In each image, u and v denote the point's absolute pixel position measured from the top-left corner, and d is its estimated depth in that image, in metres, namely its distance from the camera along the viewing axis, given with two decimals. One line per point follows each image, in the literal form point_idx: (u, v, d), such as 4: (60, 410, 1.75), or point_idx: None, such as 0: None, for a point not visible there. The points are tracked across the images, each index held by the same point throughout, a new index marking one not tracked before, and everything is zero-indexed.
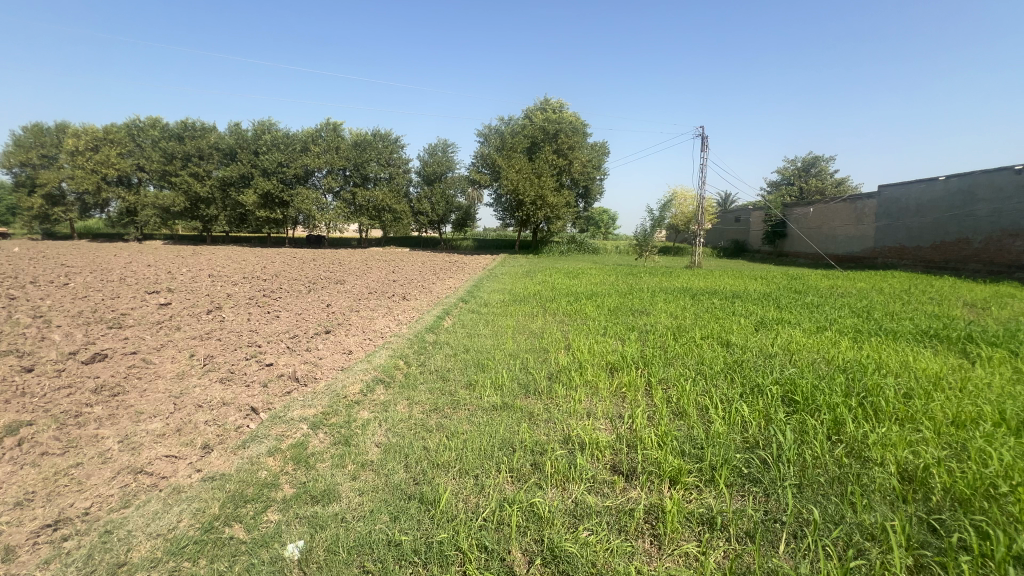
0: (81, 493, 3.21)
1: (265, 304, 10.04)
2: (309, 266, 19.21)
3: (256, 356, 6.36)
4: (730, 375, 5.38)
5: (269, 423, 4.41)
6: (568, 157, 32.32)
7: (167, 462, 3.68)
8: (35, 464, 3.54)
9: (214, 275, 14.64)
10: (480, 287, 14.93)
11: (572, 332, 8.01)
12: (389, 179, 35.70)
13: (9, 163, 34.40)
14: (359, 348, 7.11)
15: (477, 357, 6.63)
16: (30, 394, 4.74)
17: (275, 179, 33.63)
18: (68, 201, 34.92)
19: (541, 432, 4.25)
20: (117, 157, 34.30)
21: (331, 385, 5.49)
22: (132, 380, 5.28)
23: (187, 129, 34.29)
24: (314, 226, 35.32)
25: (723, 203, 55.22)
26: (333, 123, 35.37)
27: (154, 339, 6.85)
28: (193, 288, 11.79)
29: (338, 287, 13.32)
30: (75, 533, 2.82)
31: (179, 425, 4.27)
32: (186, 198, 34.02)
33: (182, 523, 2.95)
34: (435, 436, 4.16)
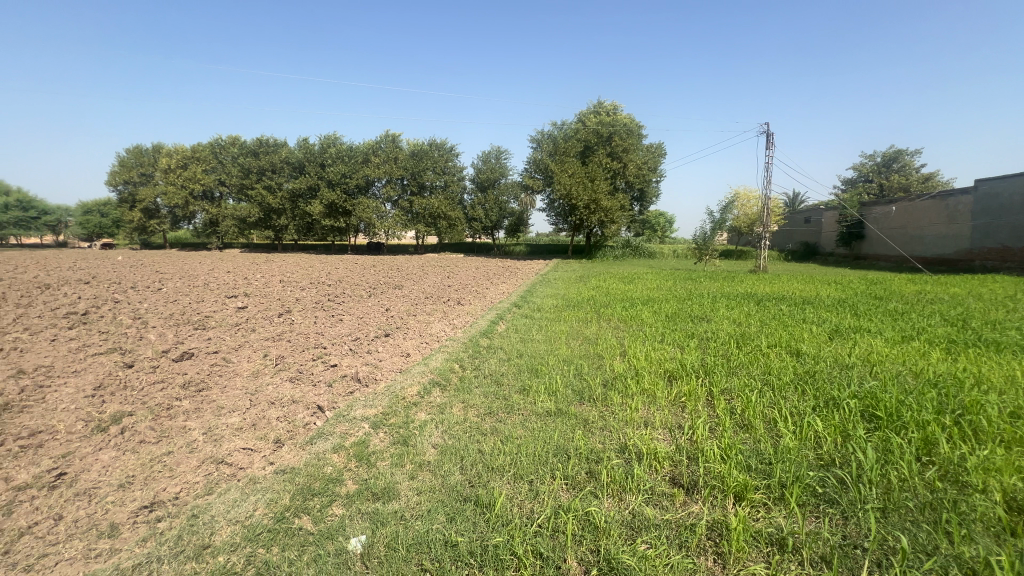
0: (172, 479, 3.53)
1: (329, 308, 10.61)
2: (370, 272, 20.13)
3: (322, 357, 6.73)
4: (802, 386, 5.02)
5: (334, 421, 4.64)
6: (623, 160, 31.78)
7: (244, 454, 3.97)
8: (134, 451, 3.94)
9: (285, 281, 15.68)
10: (533, 292, 14.97)
11: (628, 339, 7.82)
12: (445, 187, 36.62)
13: (114, 182, 38.73)
14: (417, 351, 7.35)
15: (530, 362, 6.63)
16: (132, 388, 5.29)
17: (339, 190, 35.52)
18: (162, 214, 38.78)
19: (596, 439, 4.18)
20: (202, 174, 37.67)
21: (389, 386, 5.69)
22: (214, 377, 5.76)
23: (262, 146, 37.06)
24: (374, 234, 36.87)
25: (792, 202, 51.99)
26: (392, 135, 36.93)
27: (233, 340, 7.44)
28: (267, 293, 12.67)
29: (396, 291, 13.84)
30: (167, 516, 3.10)
31: (254, 420, 4.60)
32: (260, 209, 36.72)
33: (257, 511, 3.17)
34: (490, 440, 4.20)
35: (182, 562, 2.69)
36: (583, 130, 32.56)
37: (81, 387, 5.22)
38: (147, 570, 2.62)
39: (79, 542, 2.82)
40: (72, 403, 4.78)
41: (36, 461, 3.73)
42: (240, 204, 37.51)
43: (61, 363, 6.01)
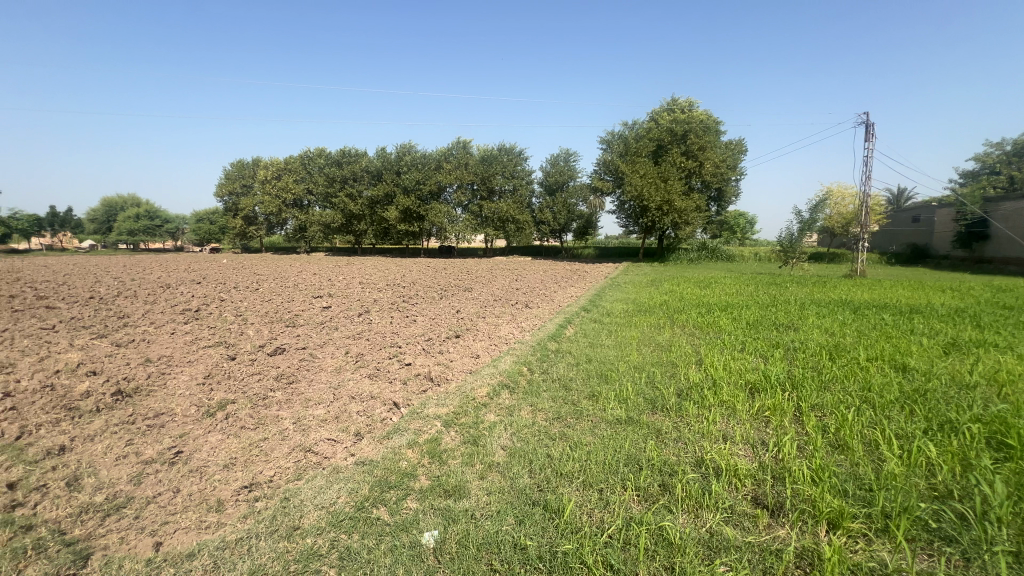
0: (268, 463, 3.89)
1: (404, 309, 11.13)
2: (442, 275, 20.86)
3: (397, 356, 7.07)
4: (910, 407, 4.48)
5: (408, 418, 4.86)
6: (698, 158, 30.33)
7: (328, 444, 4.27)
8: (236, 435, 4.38)
9: (364, 283, 16.69)
10: (603, 296, 14.70)
11: (704, 347, 7.44)
12: (513, 191, 37.07)
13: (221, 193, 43.43)
14: (486, 353, 7.50)
15: (599, 368, 6.50)
16: (234, 378, 5.88)
17: (413, 196, 37.17)
18: (259, 221, 42.84)
19: (670, 452, 4.00)
20: (293, 184, 41.14)
21: (460, 386, 5.86)
22: (302, 371, 6.27)
23: (344, 157, 39.80)
24: (445, 238, 38.10)
25: (898, 199, 46.70)
26: (463, 141, 38.04)
27: (319, 337, 8.03)
28: (348, 293, 13.55)
29: (466, 294, 14.22)
30: (263, 496, 3.41)
31: (337, 413, 4.94)
32: (343, 215, 39.35)
33: (340, 499, 3.39)
34: (558, 445, 4.18)
35: (276, 539, 2.95)
36: (655, 129, 31.51)
37: (193, 376, 5.89)
38: (248, 544, 2.90)
39: (193, 513, 3.19)
40: (187, 390, 5.42)
41: (160, 439, 4.26)
42: (325, 210, 40.47)
43: (178, 354, 6.82)
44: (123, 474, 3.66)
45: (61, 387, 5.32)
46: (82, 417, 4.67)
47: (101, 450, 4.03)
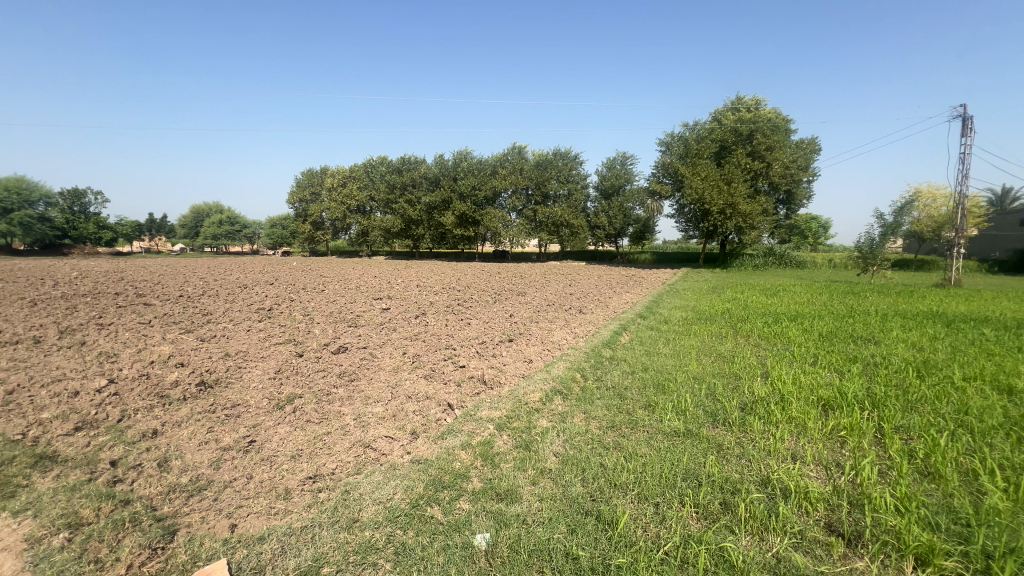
0: (330, 456, 4.09)
1: (459, 312, 11.35)
2: (496, 279, 21.12)
3: (452, 358, 7.22)
4: (1019, 434, 3.97)
5: (462, 420, 4.94)
6: (766, 158, 28.77)
7: (386, 441, 4.43)
8: (302, 428, 4.66)
9: (421, 286, 17.23)
10: (660, 303, 14.24)
11: (771, 359, 7.01)
12: (568, 196, 36.90)
13: (293, 200, 46.50)
14: (540, 358, 7.48)
15: (656, 377, 6.28)
16: (301, 374, 6.26)
17: (469, 201, 37.94)
18: (326, 227, 45.44)
19: (732, 469, 3.80)
20: (357, 191, 43.32)
21: (513, 391, 5.87)
22: (363, 369, 6.56)
23: (404, 164, 41.42)
24: (500, 242, 38.51)
25: (1001, 200, 41.79)
26: (518, 147, 38.42)
27: (379, 338, 8.37)
28: (406, 296, 14.04)
29: (520, 298, 14.29)
30: (326, 488, 3.59)
31: (395, 411, 5.12)
32: (402, 220, 40.85)
33: (397, 495, 3.50)
34: (612, 455, 4.09)
35: (337, 530, 3.09)
36: (718, 129, 30.26)
37: (266, 371, 6.33)
38: (311, 533, 3.06)
39: (263, 499, 3.42)
40: (260, 384, 5.83)
41: (236, 428, 4.61)
42: (386, 216, 42.21)
43: (253, 349, 7.36)
44: (204, 459, 3.99)
45: (155, 377, 5.90)
46: (172, 404, 5.15)
47: (186, 436, 4.41)
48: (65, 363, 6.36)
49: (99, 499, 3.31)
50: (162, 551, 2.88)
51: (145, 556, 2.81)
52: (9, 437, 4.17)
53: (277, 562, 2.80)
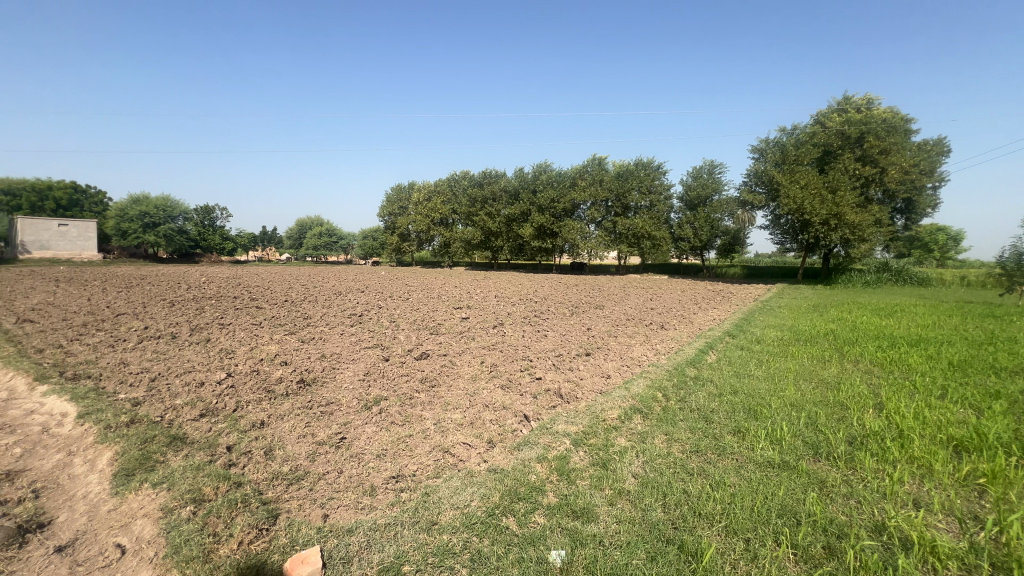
0: (412, 458, 4.29)
1: (535, 324, 11.41)
2: (573, 291, 20.95)
3: (528, 370, 7.26)
4: None
5: (538, 432, 4.94)
6: (879, 164, 25.85)
7: (464, 447, 4.55)
8: (387, 429, 4.93)
9: (499, 296, 17.57)
10: (751, 321, 13.22)
11: (888, 389, 6.19)
12: (650, 207, 35.73)
13: (383, 214, 49.95)
14: (618, 374, 7.27)
15: (746, 402, 5.82)
16: (387, 377, 6.65)
17: (548, 214, 38.13)
18: (411, 239, 48.13)
19: (838, 510, 3.40)
20: (441, 205, 45.43)
21: (590, 406, 5.76)
22: (443, 376, 6.82)
23: (486, 178, 42.97)
24: (578, 255, 38.11)
25: None
26: (598, 158, 38.15)
27: (458, 346, 8.65)
28: (484, 306, 14.39)
29: (598, 311, 14.02)
30: (407, 488, 3.76)
31: (472, 419, 5.25)
32: (482, 232, 42.05)
33: (474, 502, 3.57)
34: (696, 481, 3.85)
35: (417, 530, 3.21)
36: (821, 133, 27.75)
37: (356, 373, 6.80)
38: (394, 531, 3.20)
39: (351, 494, 3.65)
40: (352, 384, 6.28)
41: (329, 424, 4.99)
42: (467, 228, 43.77)
43: (345, 352, 7.96)
44: (302, 451, 4.36)
45: (264, 373, 6.59)
46: (277, 398, 5.71)
47: (287, 428, 4.86)
48: (195, 357, 7.31)
49: (217, 479, 3.74)
50: (266, 532, 3.18)
51: (252, 535, 3.12)
52: (152, 418, 4.88)
53: (362, 554, 2.97)
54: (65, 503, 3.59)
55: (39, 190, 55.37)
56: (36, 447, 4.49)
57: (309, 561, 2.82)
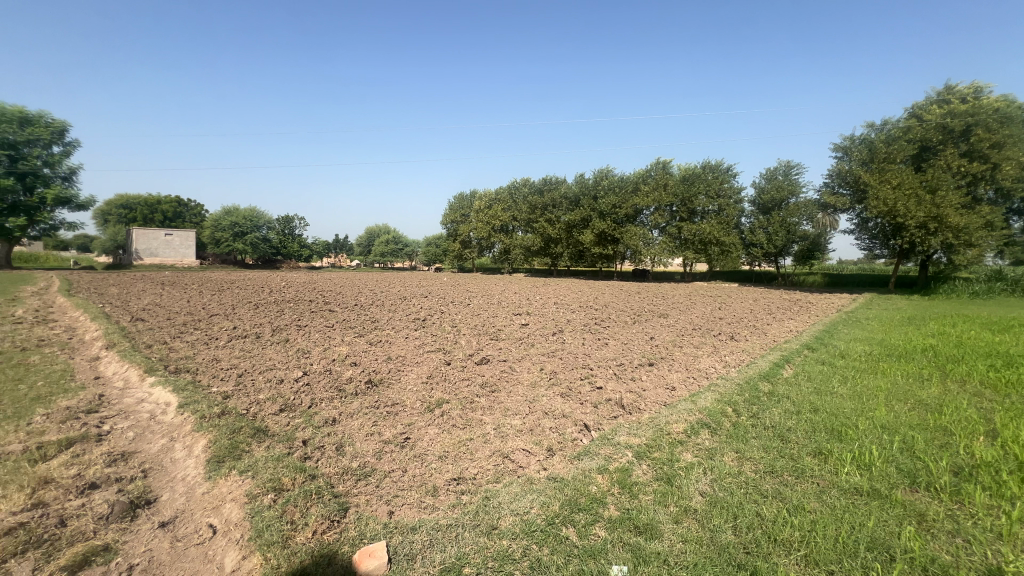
0: (473, 461, 4.35)
1: (596, 331, 11.22)
2: (635, 299, 20.39)
3: (589, 378, 7.14)
4: None
5: (599, 443, 4.84)
6: (991, 159, 22.97)
7: (524, 454, 4.55)
8: (449, 431, 5.05)
9: (559, 303, 17.48)
10: (834, 333, 12.17)
11: (1003, 414, 5.44)
12: (718, 211, 34.02)
13: (446, 222, 51.67)
14: (684, 386, 6.95)
15: (829, 421, 5.35)
16: (448, 381, 6.82)
17: (609, 219, 37.45)
18: (472, 245, 49.25)
19: (941, 548, 3.03)
20: (501, 212, 46.15)
21: (653, 418, 5.56)
22: (503, 382, 6.87)
23: (546, 185, 44.18)
24: (640, 261, 37.05)
25: None
26: (662, 162, 37.24)
27: (517, 352, 8.70)
28: (544, 313, 14.37)
29: (661, 320, 13.54)
30: (468, 491, 3.82)
31: (532, 426, 5.24)
32: (542, 239, 42.13)
33: (534, 510, 3.56)
34: (771, 504, 3.60)
35: (478, 533, 3.26)
36: (918, 127, 25.14)
37: (419, 375, 7.04)
38: (456, 532, 3.27)
39: (415, 493, 3.78)
40: (415, 387, 6.51)
41: (395, 424, 5.20)
42: (527, 235, 44.10)
43: (409, 355, 8.27)
44: (370, 449, 4.58)
45: (335, 372, 7.00)
46: (347, 396, 6.04)
47: (356, 426, 5.12)
48: (275, 355, 7.92)
49: (294, 471, 4.01)
50: (338, 524, 3.36)
51: (325, 526, 3.31)
52: (239, 411, 5.33)
53: (425, 553, 3.06)
54: (168, 483, 4.01)
55: (151, 204, 62.72)
56: (145, 432, 5.06)
57: (376, 555, 2.95)
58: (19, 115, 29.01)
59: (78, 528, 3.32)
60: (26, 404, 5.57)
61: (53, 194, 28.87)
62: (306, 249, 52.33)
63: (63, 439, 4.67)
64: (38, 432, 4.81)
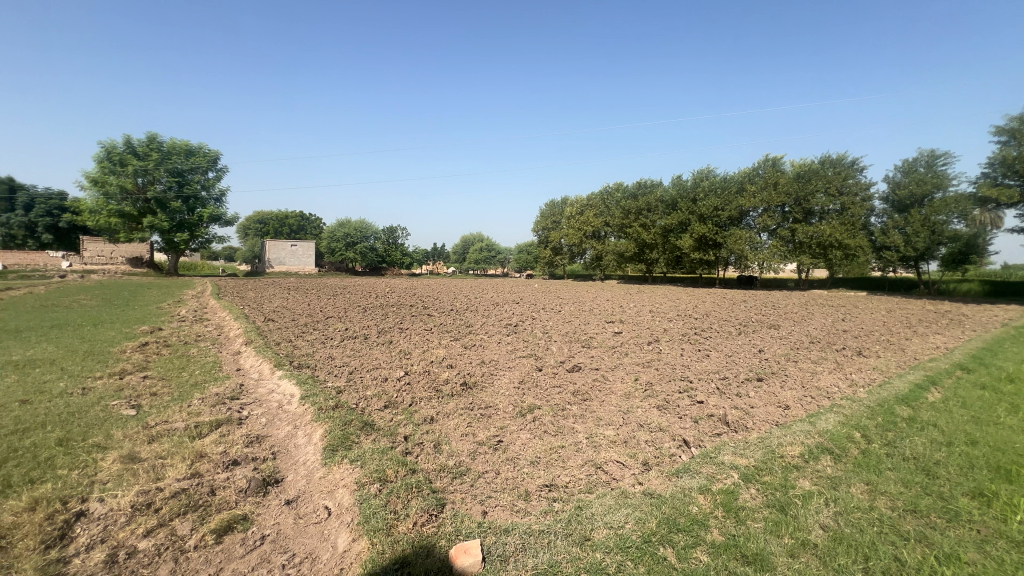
0: (565, 469, 4.32)
1: (696, 342, 10.57)
2: (741, 308, 18.84)
3: (688, 391, 6.73)
4: None
5: (700, 460, 4.53)
6: None
7: (617, 466, 4.42)
8: (541, 437, 5.07)
9: (655, 311, 16.75)
10: (998, 352, 10.16)
11: None
12: (841, 211, 30.30)
13: (538, 229, 52.54)
14: (800, 405, 6.25)
15: (993, 458, 4.47)
16: (540, 387, 6.85)
17: (710, 223, 35.19)
18: (564, 251, 49.43)
19: None
20: (593, 218, 45.74)
21: (763, 438, 5.07)
22: (595, 390, 6.75)
23: (641, 189, 42.89)
24: (746, 267, 34.24)
25: None
26: (772, 159, 34.19)
27: (610, 361, 8.49)
28: (638, 321, 13.87)
29: (772, 332, 12.34)
30: (560, 500, 3.79)
31: (626, 437, 5.07)
32: (636, 244, 40.75)
33: (629, 525, 3.43)
34: (915, 552, 3.10)
35: (570, 543, 3.22)
36: None
37: (511, 380, 7.17)
38: (548, 539, 3.26)
39: (508, 496, 3.84)
40: (508, 391, 6.64)
41: (488, 427, 5.34)
42: (620, 241, 43.01)
43: (502, 360, 8.46)
44: (464, 449, 4.75)
45: (434, 374, 7.39)
46: (444, 397, 6.35)
47: (452, 426, 5.34)
48: (382, 356, 8.58)
49: (396, 464, 4.30)
50: (436, 517, 3.53)
51: (425, 518, 3.49)
52: (350, 405, 5.85)
53: (518, 557, 3.09)
54: (292, 466, 4.52)
55: (281, 218, 71.63)
56: (275, 418, 5.77)
57: (470, 552, 3.04)
58: (185, 148, 34.81)
59: (223, 497, 3.87)
60: (187, 389, 6.64)
61: (209, 213, 34.20)
62: (408, 257, 56.09)
63: (213, 420, 5.49)
64: (196, 413, 5.71)
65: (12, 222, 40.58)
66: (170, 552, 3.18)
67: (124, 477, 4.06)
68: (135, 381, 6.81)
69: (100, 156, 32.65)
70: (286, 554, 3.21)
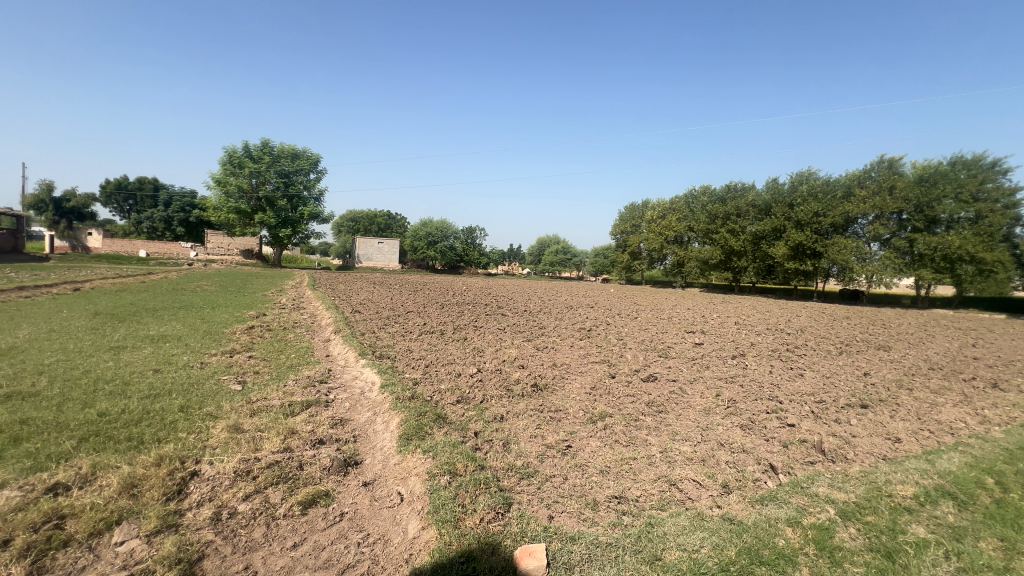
0: (635, 483, 4.16)
1: (787, 359, 9.71)
2: (844, 325, 16.99)
3: (776, 412, 6.20)
4: None
5: (789, 489, 4.15)
6: None
7: (693, 485, 4.17)
8: (612, 446, 4.93)
9: (741, 323, 15.63)
10: None
11: None
12: (976, 220, 26.24)
13: (615, 233, 51.63)
14: (914, 440, 5.49)
15: None
16: (613, 394, 6.68)
17: (808, 230, 32.04)
18: (642, 256, 48.09)
19: None
20: (676, 223, 43.96)
21: (867, 473, 4.52)
22: (671, 403, 6.45)
23: (730, 193, 40.47)
24: (850, 280, 30.79)
25: None
26: (889, 159, 30.42)
27: (689, 373, 8.07)
28: (722, 333, 13.03)
29: (881, 354, 10.97)
30: (629, 514, 3.65)
31: (705, 456, 4.77)
32: (723, 252, 38.47)
33: (704, 550, 3.22)
34: None
35: (640, 560, 3.09)
36: None
37: (583, 385, 7.07)
38: (615, 553, 3.16)
39: (575, 503, 3.78)
40: (579, 396, 6.55)
41: (557, 430, 5.31)
42: (704, 247, 40.93)
43: (575, 364, 8.37)
44: (533, 451, 4.75)
45: (506, 373, 7.49)
46: (514, 397, 6.42)
47: (522, 427, 5.38)
48: (456, 352, 8.86)
49: (465, 458, 4.40)
50: (502, 516, 3.57)
51: (491, 516, 3.53)
52: (425, 397, 6.10)
53: (583, 567, 3.03)
54: (369, 451, 4.80)
55: (372, 218, 76.84)
56: (357, 403, 6.18)
57: (535, 555, 3.04)
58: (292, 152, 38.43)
59: (310, 473, 4.22)
60: (283, 370, 7.35)
61: (309, 211, 37.48)
62: (484, 256, 57.35)
63: (304, 400, 6.02)
64: (290, 393, 6.30)
65: (154, 217, 47.36)
66: (264, 517, 3.52)
67: (229, 445, 4.56)
68: (242, 360, 7.64)
69: (224, 160, 37.02)
70: (361, 533, 3.41)
